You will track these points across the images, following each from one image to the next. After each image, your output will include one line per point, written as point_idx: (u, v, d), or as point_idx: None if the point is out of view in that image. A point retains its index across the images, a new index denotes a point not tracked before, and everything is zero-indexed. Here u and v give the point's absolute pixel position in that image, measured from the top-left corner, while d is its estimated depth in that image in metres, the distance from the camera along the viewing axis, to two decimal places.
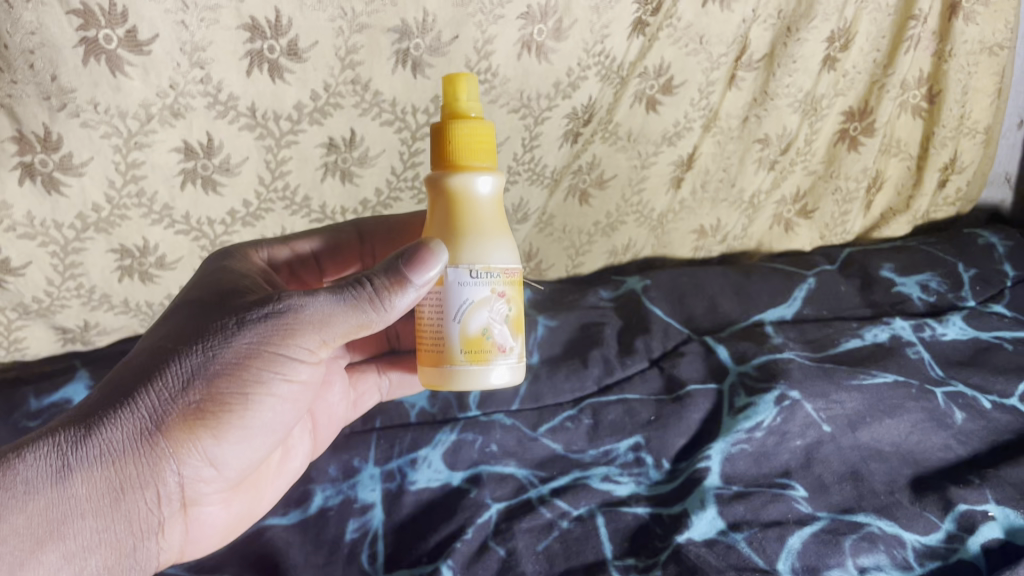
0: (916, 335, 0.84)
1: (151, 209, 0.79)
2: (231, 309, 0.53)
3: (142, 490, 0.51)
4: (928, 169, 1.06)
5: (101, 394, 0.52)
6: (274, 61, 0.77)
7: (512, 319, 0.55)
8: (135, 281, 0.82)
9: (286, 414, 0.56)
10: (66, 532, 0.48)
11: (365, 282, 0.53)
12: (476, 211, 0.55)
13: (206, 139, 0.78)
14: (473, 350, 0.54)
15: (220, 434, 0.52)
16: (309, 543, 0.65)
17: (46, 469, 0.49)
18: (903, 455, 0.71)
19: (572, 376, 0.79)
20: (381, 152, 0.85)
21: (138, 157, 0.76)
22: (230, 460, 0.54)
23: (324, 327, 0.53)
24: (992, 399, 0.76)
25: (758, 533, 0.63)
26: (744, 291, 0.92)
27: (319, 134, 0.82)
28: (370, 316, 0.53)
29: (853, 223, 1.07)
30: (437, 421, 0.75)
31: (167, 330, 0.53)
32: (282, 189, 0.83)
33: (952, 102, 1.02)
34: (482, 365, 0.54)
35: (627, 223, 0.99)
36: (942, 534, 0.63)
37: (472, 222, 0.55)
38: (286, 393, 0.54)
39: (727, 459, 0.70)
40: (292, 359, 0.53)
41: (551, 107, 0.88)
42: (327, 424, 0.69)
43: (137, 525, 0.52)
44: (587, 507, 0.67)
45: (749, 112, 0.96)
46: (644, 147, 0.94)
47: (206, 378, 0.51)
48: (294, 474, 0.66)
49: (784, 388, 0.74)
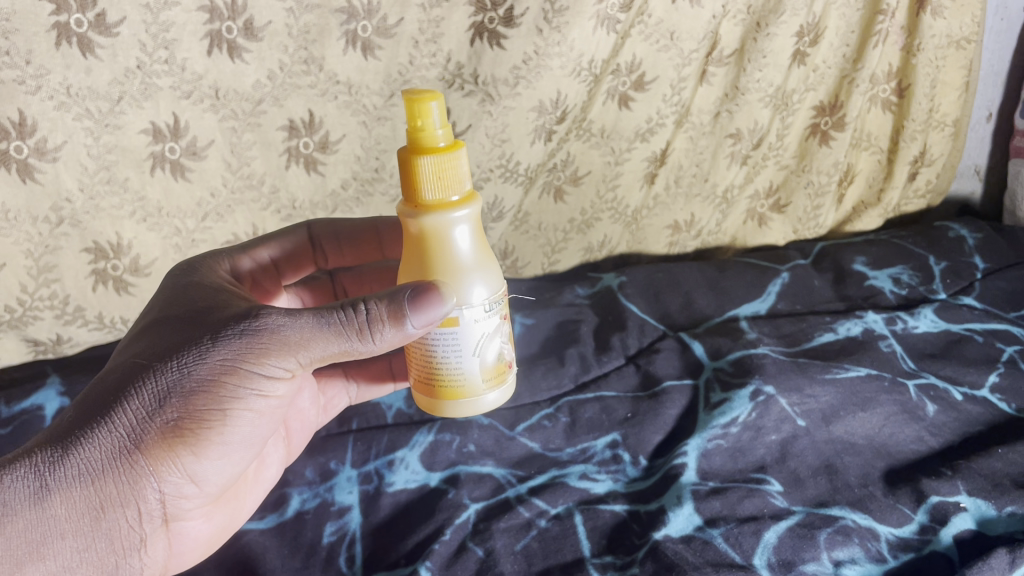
0: (889, 328, 0.86)
1: (124, 197, 0.78)
2: (206, 325, 0.53)
3: (122, 508, 0.51)
4: (899, 161, 1.07)
5: (76, 411, 0.52)
6: (232, 42, 0.74)
7: (509, 335, 0.58)
8: (108, 288, 0.82)
9: (263, 427, 0.55)
10: (46, 553, 0.49)
11: (360, 309, 0.52)
12: (454, 249, 0.54)
13: (172, 121, 0.76)
14: (487, 381, 0.55)
15: (199, 451, 0.52)
16: (286, 546, 0.64)
17: (24, 490, 0.49)
18: (877, 447, 0.71)
19: (548, 375, 0.80)
20: (341, 137, 0.83)
21: (109, 141, 0.74)
22: (209, 475, 0.54)
23: (302, 346, 0.52)
24: (963, 391, 0.77)
25: (734, 529, 0.63)
26: (718, 287, 0.93)
27: (280, 116, 0.80)
28: (353, 342, 0.52)
29: (826, 216, 1.09)
30: (414, 421, 0.75)
31: (141, 347, 0.53)
32: (248, 176, 0.82)
33: (921, 96, 1.02)
34: (492, 390, 0.56)
35: (602, 220, 0.99)
36: (915, 526, 0.64)
37: (449, 263, 0.53)
38: (263, 408, 0.54)
39: (703, 456, 0.70)
40: (268, 377, 0.52)
41: (513, 94, 0.86)
42: (300, 431, 0.70)
43: (119, 543, 0.52)
44: (565, 506, 0.67)
45: (721, 108, 0.97)
46: (617, 143, 0.94)
47: (182, 396, 0.50)
48: (269, 483, 0.66)
49: (759, 384, 0.75)
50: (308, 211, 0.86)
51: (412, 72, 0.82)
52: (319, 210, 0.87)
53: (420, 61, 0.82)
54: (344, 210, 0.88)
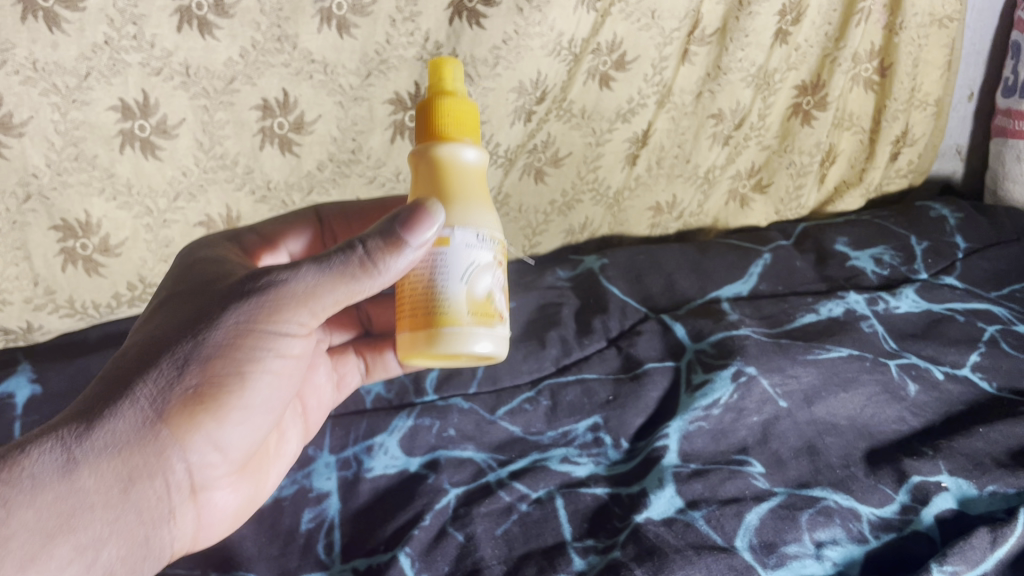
0: (871, 308, 0.85)
1: (93, 174, 0.76)
2: (215, 292, 0.51)
3: (152, 478, 0.48)
4: (881, 141, 1.07)
5: (99, 386, 0.48)
6: (202, 18, 0.72)
7: (505, 286, 0.52)
8: (79, 269, 0.80)
9: (280, 391, 0.53)
10: (76, 525, 0.44)
11: (357, 246, 0.49)
12: (464, 179, 0.51)
13: (141, 98, 0.74)
14: (478, 315, 0.49)
15: (221, 416, 0.50)
16: (263, 533, 0.63)
17: (50, 463, 0.44)
18: (859, 428, 0.71)
19: (529, 358, 0.78)
20: (317, 117, 0.82)
21: (76, 117, 0.72)
22: (232, 441, 0.52)
23: (311, 302, 0.49)
24: (944, 370, 0.78)
25: (716, 511, 0.63)
26: (701, 269, 0.92)
27: (253, 95, 0.78)
28: (360, 283, 0.49)
29: (808, 197, 1.09)
30: (394, 406, 0.74)
31: (161, 321, 0.51)
32: (220, 156, 0.80)
33: (903, 75, 1.02)
34: (483, 331, 0.49)
35: (583, 201, 0.99)
36: (896, 506, 0.64)
37: (460, 187, 0.51)
38: (279, 370, 0.52)
39: (685, 438, 0.70)
40: (283, 335, 0.50)
41: (493, 75, 0.84)
42: (316, 408, 0.67)
43: (148, 515, 0.49)
44: (547, 489, 0.66)
45: (703, 88, 0.96)
46: (598, 124, 0.93)
47: (202, 361, 0.48)
48: (290, 458, 0.64)
49: (740, 364, 0.74)
50: (283, 193, 0.85)
51: (389, 51, 0.80)
52: (295, 191, 0.86)
53: (397, 39, 0.80)
54: (320, 191, 0.87)
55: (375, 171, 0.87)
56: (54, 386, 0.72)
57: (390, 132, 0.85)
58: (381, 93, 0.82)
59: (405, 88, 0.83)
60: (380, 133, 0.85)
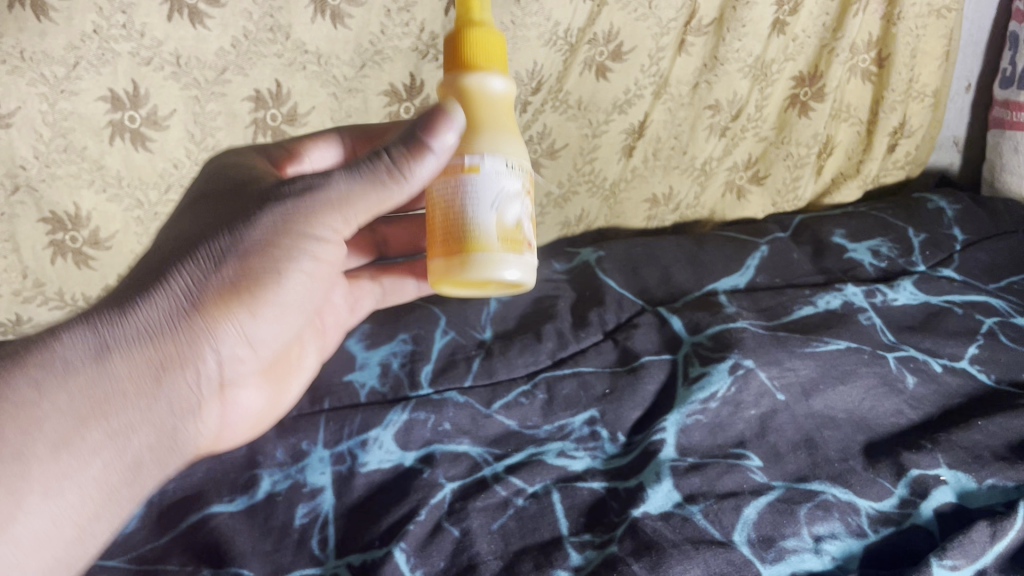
0: (869, 300, 0.84)
1: (81, 166, 0.75)
2: (254, 189, 0.52)
3: (182, 368, 0.50)
4: (878, 133, 1.06)
5: (134, 278, 0.50)
6: (193, 7, 0.71)
7: (533, 216, 0.51)
8: (68, 262, 0.80)
9: (314, 290, 0.54)
10: (108, 410, 0.46)
11: (383, 155, 0.50)
12: (491, 109, 0.50)
13: (131, 88, 0.73)
14: (508, 241, 0.48)
15: (255, 309, 0.51)
16: (257, 529, 0.62)
17: (82, 346, 0.47)
18: (857, 421, 0.71)
19: (525, 351, 0.78)
20: (310, 108, 0.81)
21: (64, 107, 0.72)
22: (263, 338, 0.53)
23: (342, 202, 0.50)
24: (943, 363, 0.77)
25: (714, 505, 0.62)
26: (697, 261, 0.91)
27: (245, 86, 0.77)
28: (389, 189, 0.50)
29: (805, 189, 1.08)
30: (388, 400, 0.72)
31: (197, 219, 0.52)
32: (212, 147, 0.79)
33: (901, 66, 1.01)
34: (513, 258, 0.48)
35: (579, 193, 0.98)
36: (895, 500, 0.64)
37: (488, 118, 0.50)
38: (314, 270, 0.52)
39: (682, 431, 0.69)
40: (318, 236, 0.51)
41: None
42: (331, 325, 0.69)
43: (179, 405, 0.50)
44: (543, 484, 0.66)
45: (700, 79, 0.95)
46: (595, 115, 0.92)
47: (240, 255, 0.49)
48: (308, 374, 0.66)
49: (738, 357, 0.74)
50: None
51: (384, 41, 0.79)
52: None
53: (392, 30, 0.78)
54: None
55: None
56: None
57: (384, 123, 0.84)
58: (375, 84, 0.81)
59: (400, 79, 0.82)
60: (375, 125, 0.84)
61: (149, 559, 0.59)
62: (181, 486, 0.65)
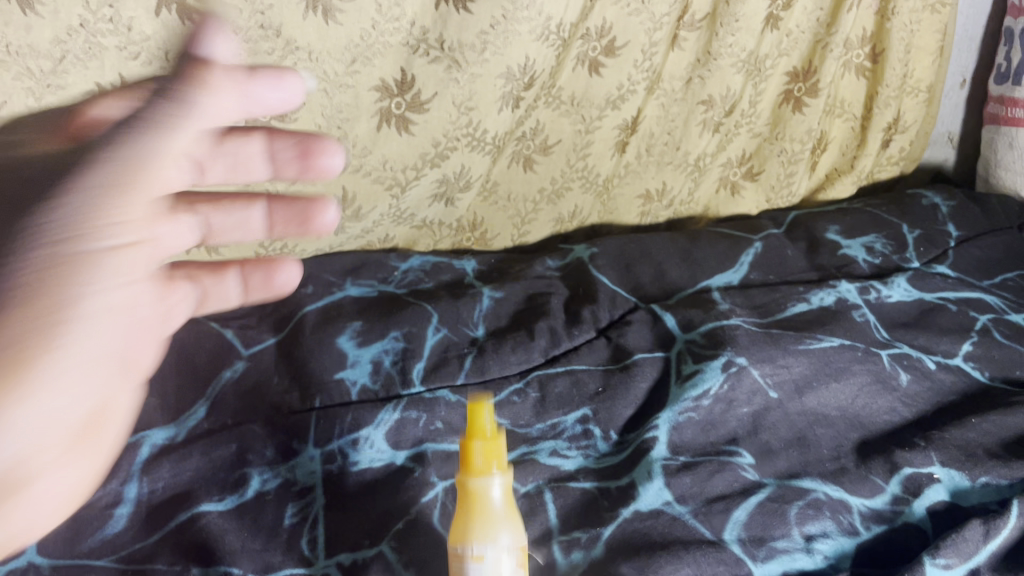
0: (863, 297, 0.84)
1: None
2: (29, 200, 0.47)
3: None
4: (872, 128, 1.06)
5: None
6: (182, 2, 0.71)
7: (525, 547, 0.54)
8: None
9: (119, 324, 0.48)
10: None
11: (151, 103, 0.45)
12: (486, 505, 0.54)
13: (118, 82, 0.72)
14: (514, 512, 0.54)
15: (43, 353, 0.43)
16: (246, 528, 0.61)
17: None
18: (850, 419, 0.71)
19: (518, 348, 0.76)
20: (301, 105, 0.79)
21: (51, 101, 0.70)
22: (60, 406, 0.45)
23: (116, 189, 0.45)
24: (936, 359, 0.77)
25: (703, 507, 0.62)
26: (691, 258, 0.91)
27: None
28: (166, 132, 0.45)
29: (799, 184, 1.07)
30: (380, 399, 0.71)
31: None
32: None
33: (895, 61, 1.01)
34: (504, 538, 0.53)
35: (572, 190, 0.97)
36: (887, 497, 0.63)
37: (483, 510, 0.54)
38: (113, 292, 0.47)
39: (674, 429, 0.68)
40: (99, 245, 0.45)
41: (481, 61, 0.82)
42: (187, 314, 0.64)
43: None
44: (535, 483, 0.65)
45: (693, 74, 0.95)
46: (588, 111, 0.92)
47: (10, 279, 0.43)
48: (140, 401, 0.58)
49: (731, 355, 0.73)
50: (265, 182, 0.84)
51: (375, 37, 0.78)
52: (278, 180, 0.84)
53: (383, 26, 0.77)
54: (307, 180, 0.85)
55: (361, 159, 0.84)
56: None
57: (376, 119, 0.82)
58: (367, 80, 0.80)
59: (391, 74, 0.80)
60: (367, 121, 0.82)
61: (137, 559, 0.58)
62: (171, 484, 0.64)
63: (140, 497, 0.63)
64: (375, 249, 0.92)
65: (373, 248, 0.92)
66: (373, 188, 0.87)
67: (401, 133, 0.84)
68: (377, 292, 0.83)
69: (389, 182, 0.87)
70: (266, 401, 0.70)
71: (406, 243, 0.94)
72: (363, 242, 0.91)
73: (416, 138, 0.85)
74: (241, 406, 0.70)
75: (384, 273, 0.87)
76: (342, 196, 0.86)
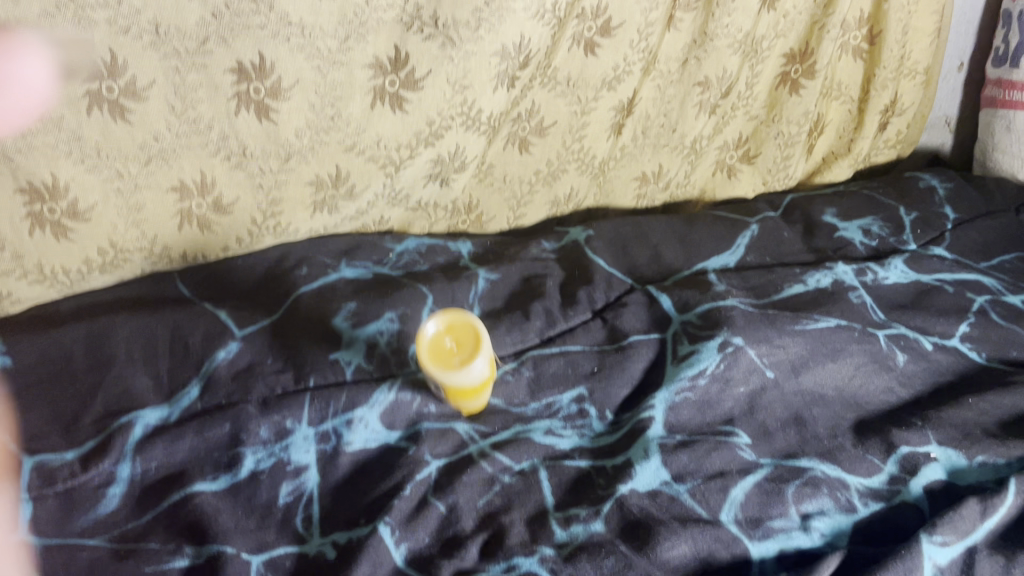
0: (859, 279, 0.83)
1: (59, 137, 0.69)
2: None
3: None
4: (869, 111, 1.06)
5: None
6: None
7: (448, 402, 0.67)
8: (47, 234, 0.73)
9: None
10: None
11: None
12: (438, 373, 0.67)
13: (109, 57, 0.68)
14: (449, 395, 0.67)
15: None
16: (239, 508, 0.61)
17: None
18: (846, 399, 0.71)
19: (513, 329, 0.76)
20: (294, 82, 0.76)
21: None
22: None
23: None
24: (933, 340, 0.77)
25: (701, 485, 0.62)
26: (687, 240, 0.90)
27: (227, 57, 0.72)
28: None
29: (796, 167, 1.09)
30: (374, 378, 0.71)
31: None
32: (193, 120, 0.74)
33: (892, 43, 1.00)
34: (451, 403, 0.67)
35: (568, 172, 0.97)
36: (885, 476, 0.63)
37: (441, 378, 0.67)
38: None
39: (671, 409, 0.68)
40: None
41: (476, 38, 0.80)
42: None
43: None
44: (530, 461, 0.65)
45: (689, 55, 0.94)
46: (584, 92, 0.91)
47: None
48: None
49: (727, 335, 0.72)
50: None
51: (368, 13, 0.75)
52: (271, 159, 0.80)
53: (376, 2, 0.75)
54: (299, 160, 0.81)
55: (354, 138, 0.82)
56: (23, 359, 0.68)
57: (370, 96, 0.80)
58: (361, 58, 0.77)
59: (385, 51, 0.78)
60: (360, 98, 0.79)
61: (131, 538, 0.58)
62: (164, 463, 0.63)
63: (132, 477, 0.62)
64: (369, 231, 0.91)
65: (368, 230, 0.91)
66: (366, 166, 0.85)
67: (395, 111, 0.82)
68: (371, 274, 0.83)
69: (386, 163, 0.85)
70: (260, 381, 0.69)
71: (402, 226, 0.93)
72: (358, 225, 0.90)
73: (410, 116, 0.83)
74: (234, 386, 0.68)
75: (378, 254, 0.86)
76: (335, 174, 0.84)
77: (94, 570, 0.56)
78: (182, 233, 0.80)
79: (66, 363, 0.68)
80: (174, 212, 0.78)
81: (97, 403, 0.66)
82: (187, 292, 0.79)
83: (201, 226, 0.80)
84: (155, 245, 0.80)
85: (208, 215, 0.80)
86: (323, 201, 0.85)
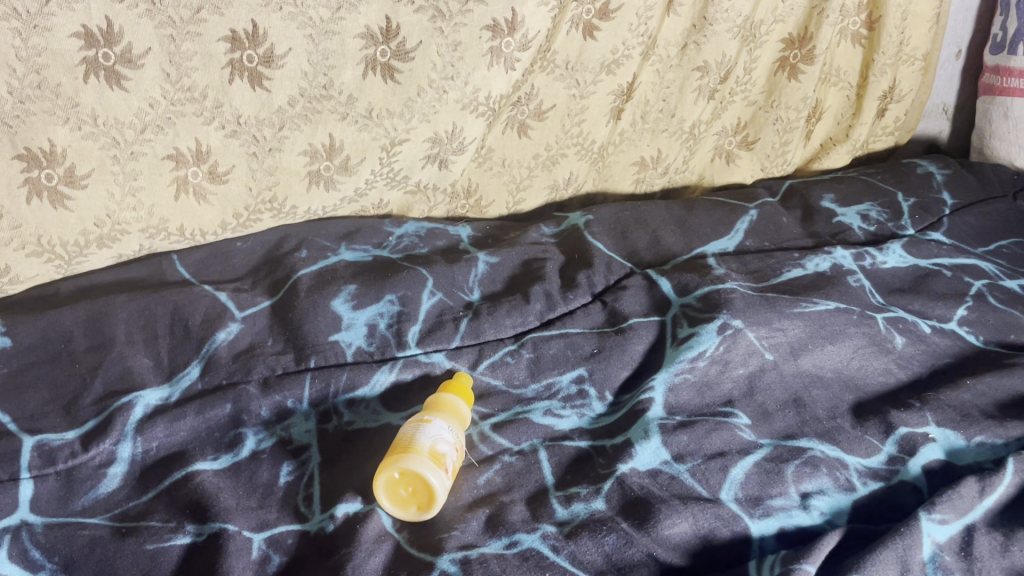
0: (858, 263, 0.84)
1: (56, 103, 0.69)
2: None
3: None
4: (867, 96, 1.06)
5: None
6: None
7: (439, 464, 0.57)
8: (44, 202, 0.72)
9: None
10: None
11: None
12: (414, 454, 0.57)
13: (105, 24, 0.68)
14: (436, 459, 0.57)
15: None
16: (241, 486, 0.61)
17: None
18: (844, 380, 0.71)
19: (513, 312, 0.75)
20: (287, 50, 0.76)
21: (38, 43, 0.66)
22: None
23: None
24: (931, 324, 0.77)
25: (701, 465, 0.62)
26: (687, 225, 0.91)
27: (221, 26, 0.72)
28: None
29: (793, 153, 1.09)
30: (374, 360, 0.71)
31: None
32: (189, 88, 0.74)
33: (891, 28, 1.01)
34: (432, 472, 0.56)
35: (568, 157, 0.97)
36: (883, 456, 0.64)
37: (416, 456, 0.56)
38: None
39: (671, 390, 0.68)
40: None
41: (464, 11, 0.81)
42: None
43: None
44: (530, 442, 0.66)
45: (689, 40, 0.95)
46: (584, 75, 0.91)
47: None
48: None
49: (726, 318, 0.72)
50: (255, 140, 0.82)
51: None
52: (266, 127, 0.79)
53: None
54: (292, 128, 0.80)
55: (347, 107, 0.81)
56: (25, 340, 0.68)
57: (361, 66, 0.80)
58: (352, 26, 0.77)
59: (376, 22, 0.78)
60: (352, 68, 0.79)
61: (134, 517, 0.58)
62: (166, 443, 0.63)
63: (134, 457, 0.62)
64: (368, 215, 0.91)
65: (367, 214, 0.91)
66: (364, 141, 0.84)
67: (386, 81, 0.82)
68: (371, 257, 0.83)
69: (382, 137, 0.85)
70: (261, 361, 0.69)
71: (401, 210, 0.93)
72: (357, 208, 0.90)
73: (401, 86, 0.82)
74: (235, 366, 0.68)
75: (378, 238, 0.86)
76: (328, 144, 0.83)
77: (95, 547, 0.55)
78: (179, 204, 0.79)
79: (66, 344, 0.68)
80: (170, 179, 0.77)
81: (98, 382, 0.66)
82: (187, 275, 0.78)
83: (197, 196, 0.79)
84: (153, 217, 0.78)
85: (203, 184, 0.79)
86: (318, 172, 0.84)
